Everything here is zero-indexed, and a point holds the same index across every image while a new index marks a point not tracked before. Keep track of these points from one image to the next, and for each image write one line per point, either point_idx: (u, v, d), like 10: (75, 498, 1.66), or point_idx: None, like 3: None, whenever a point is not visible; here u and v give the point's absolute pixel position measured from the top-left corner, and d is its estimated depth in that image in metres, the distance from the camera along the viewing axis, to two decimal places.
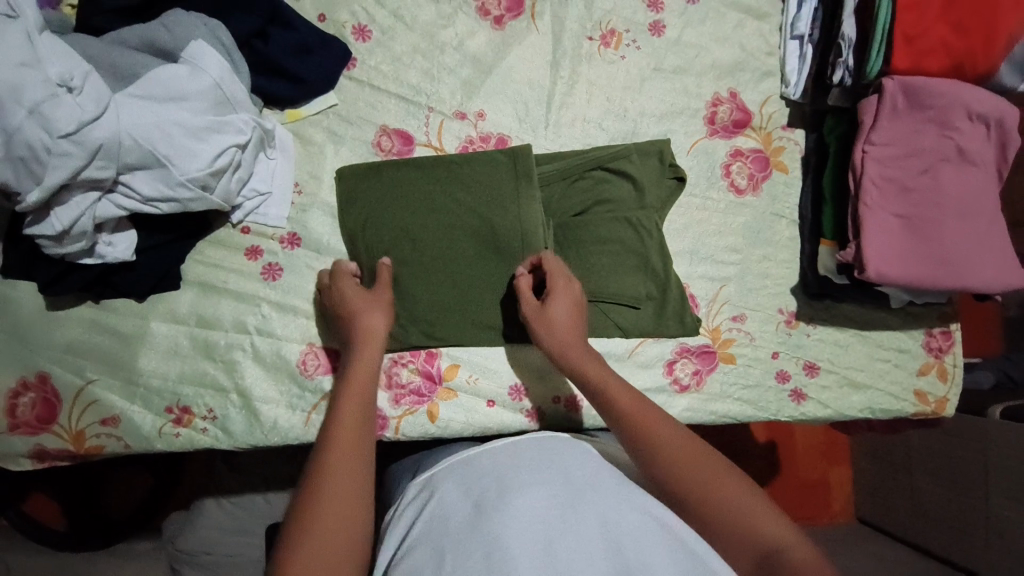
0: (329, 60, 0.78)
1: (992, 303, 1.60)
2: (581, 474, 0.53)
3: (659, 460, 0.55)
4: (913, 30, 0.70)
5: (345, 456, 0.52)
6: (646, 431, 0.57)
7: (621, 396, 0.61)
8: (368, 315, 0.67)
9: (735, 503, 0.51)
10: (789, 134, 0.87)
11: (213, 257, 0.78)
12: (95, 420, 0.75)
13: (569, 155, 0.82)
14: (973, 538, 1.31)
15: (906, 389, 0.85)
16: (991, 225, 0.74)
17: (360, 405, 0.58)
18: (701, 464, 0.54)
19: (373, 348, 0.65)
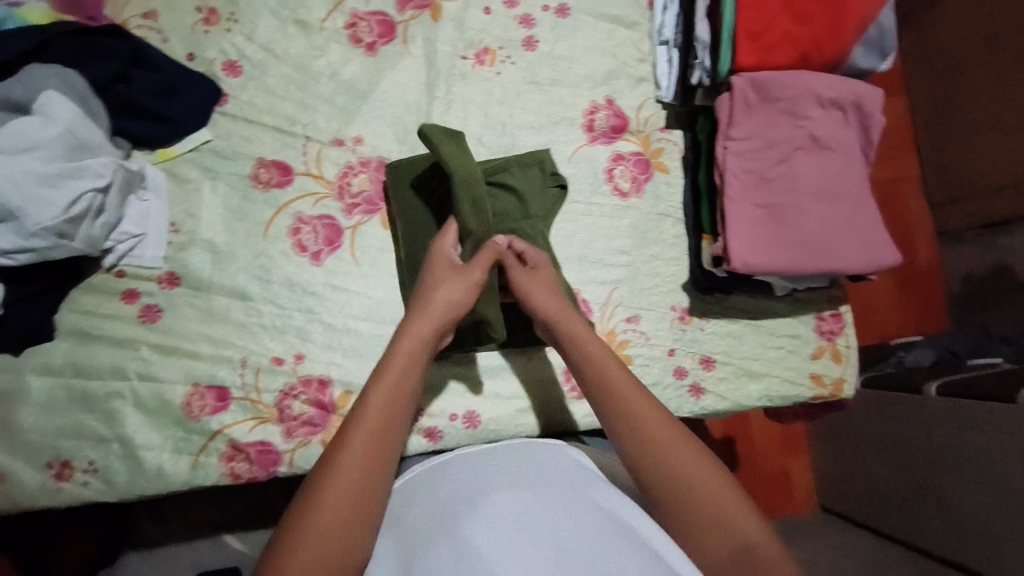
0: (197, 99, 0.78)
1: (928, 281, 1.63)
2: (571, 477, 0.58)
3: (656, 455, 0.59)
4: (754, 27, 0.72)
5: (373, 433, 0.59)
6: (643, 426, 0.60)
7: (623, 392, 0.63)
8: (440, 291, 0.70)
9: (710, 484, 0.57)
10: (667, 135, 0.89)
11: (89, 305, 0.78)
12: None
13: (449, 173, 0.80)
14: (926, 521, 1.27)
15: (802, 373, 0.87)
16: (860, 205, 0.75)
17: (376, 415, 0.60)
18: (682, 446, 0.59)
19: (406, 353, 0.65)
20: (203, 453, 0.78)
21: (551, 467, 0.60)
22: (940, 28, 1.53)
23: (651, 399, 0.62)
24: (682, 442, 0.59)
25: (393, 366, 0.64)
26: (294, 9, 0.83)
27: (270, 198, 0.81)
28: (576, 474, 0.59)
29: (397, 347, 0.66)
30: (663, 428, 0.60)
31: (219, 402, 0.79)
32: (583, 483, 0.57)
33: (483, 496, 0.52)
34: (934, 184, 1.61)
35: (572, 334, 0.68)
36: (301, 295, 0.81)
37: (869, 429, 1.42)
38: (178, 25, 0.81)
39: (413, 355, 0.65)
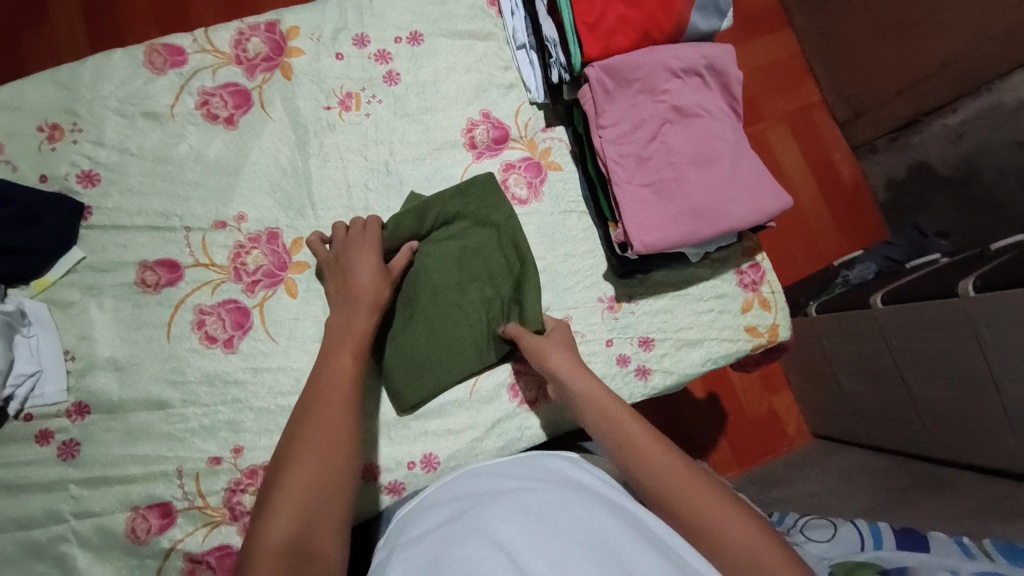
0: (59, 220, 0.75)
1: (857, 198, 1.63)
2: (598, 494, 0.60)
3: (686, 511, 0.59)
4: (591, 18, 0.74)
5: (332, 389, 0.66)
6: (670, 483, 0.60)
7: (643, 450, 0.64)
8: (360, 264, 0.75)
9: (742, 537, 0.56)
10: (550, 134, 0.90)
11: (1, 456, 0.73)
12: None
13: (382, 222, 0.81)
14: (909, 428, 1.27)
15: (738, 328, 0.88)
16: (739, 160, 0.77)
17: (333, 416, 0.64)
18: (707, 497, 0.59)
19: (350, 350, 0.70)
20: (162, 572, 0.73)
21: (561, 475, 0.64)
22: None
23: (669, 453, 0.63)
24: (701, 492, 0.60)
25: (338, 368, 0.68)
26: (139, 103, 0.81)
27: (164, 299, 0.78)
28: (584, 481, 0.63)
29: (341, 348, 0.70)
30: (683, 480, 0.61)
31: (164, 518, 0.74)
32: (605, 497, 0.60)
33: (521, 501, 0.56)
34: (838, 104, 1.61)
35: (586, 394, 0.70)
36: (224, 386, 0.77)
37: (839, 353, 1.40)
38: (23, 149, 0.77)
39: (354, 351, 0.70)
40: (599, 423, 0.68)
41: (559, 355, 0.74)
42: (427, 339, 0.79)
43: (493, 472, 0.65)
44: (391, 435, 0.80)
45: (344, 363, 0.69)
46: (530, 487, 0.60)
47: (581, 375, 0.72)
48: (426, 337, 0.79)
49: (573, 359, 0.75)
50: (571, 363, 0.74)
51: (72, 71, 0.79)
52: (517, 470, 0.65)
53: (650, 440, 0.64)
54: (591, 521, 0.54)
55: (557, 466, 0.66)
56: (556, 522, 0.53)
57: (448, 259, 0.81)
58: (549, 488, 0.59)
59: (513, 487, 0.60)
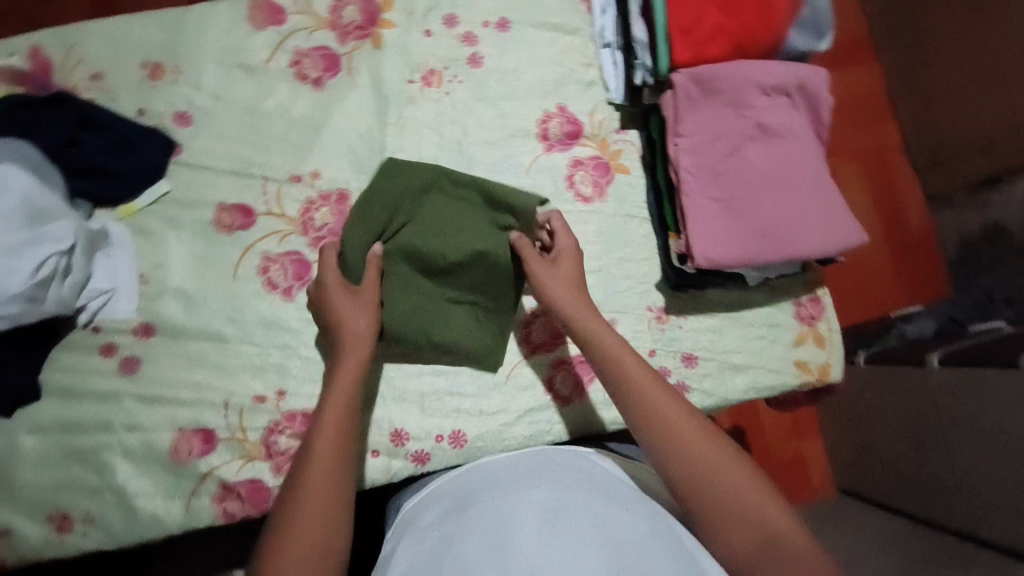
0: (150, 153, 0.80)
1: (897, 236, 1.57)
2: (613, 491, 0.60)
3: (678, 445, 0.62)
4: (686, 23, 0.72)
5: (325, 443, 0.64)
6: (665, 420, 0.64)
7: (642, 385, 0.66)
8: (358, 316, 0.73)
9: (731, 472, 0.61)
10: (624, 136, 0.89)
11: (69, 361, 0.78)
12: None
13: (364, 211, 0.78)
14: (936, 495, 1.22)
15: (787, 361, 0.86)
16: (816, 188, 0.75)
17: (326, 485, 0.62)
18: (699, 433, 0.63)
19: (336, 424, 0.66)
20: (195, 495, 0.77)
21: (580, 470, 0.64)
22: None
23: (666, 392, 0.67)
24: (694, 431, 0.63)
25: (321, 447, 0.64)
26: (238, 54, 0.85)
27: (235, 241, 0.82)
28: (602, 478, 0.64)
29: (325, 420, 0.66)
30: (682, 421, 0.64)
31: (205, 444, 0.78)
32: (621, 493, 0.60)
33: (534, 494, 0.57)
34: (915, 148, 1.57)
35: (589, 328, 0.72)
36: (278, 331, 0.81)
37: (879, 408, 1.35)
38: (125, 82, 0.82)
39: (338, 430, 0.66)
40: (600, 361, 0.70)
41: (563, 291, 0.75)
42: (434, 325, 0.80)
43: (513, 464, 0.67)
44: (429, 407, 0.82)
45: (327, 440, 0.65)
46: (547, 479, 0.61)
47: (586, 314, 0.73)
48: (440, 327, 0.81)
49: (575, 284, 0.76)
50: (575, 293, 0.75)
51: (181, 16, 0.84)
52: (535, 462, 0.66)
53: (648, 378, 0.67)
54: (603, 518, 0.54)
55: (574, 461, 0.67)
56: (567, 515, 0.54)
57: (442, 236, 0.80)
58: (565, 482, 0.60)
59: (529, 478, 0.61)
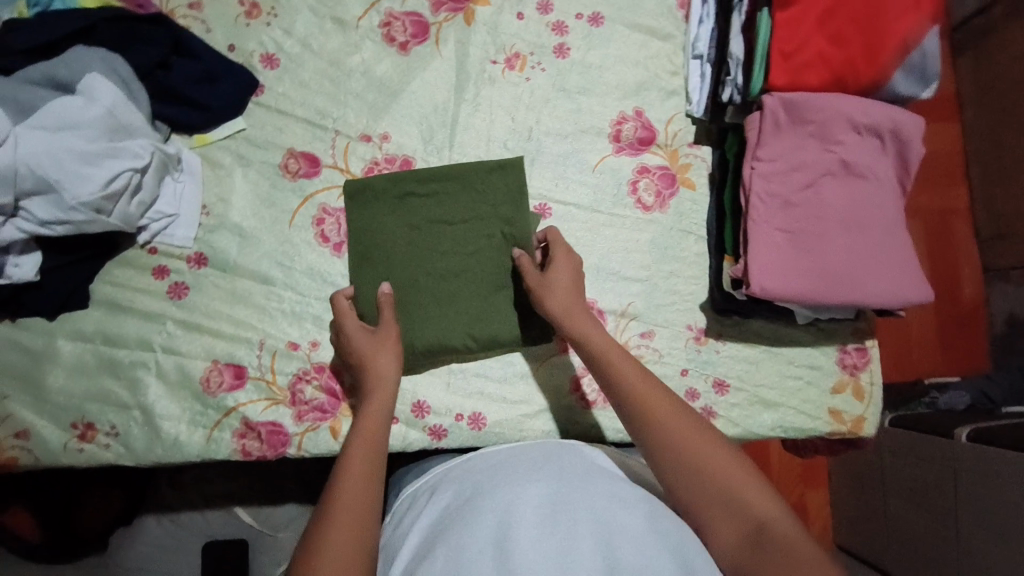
0: (234, 89, 0.81)
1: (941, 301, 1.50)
2: (620, 488, 0.58)
3: (664, 442, 0.61)
4: (789, 47, 0.70)
5: (364, 440, 0.65)
6: (649, 418, 0.62)
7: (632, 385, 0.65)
8: (379, 361, 0.72)
9: (719, 466, 0.58)
10: (695, 151, 0.87)
11: (121, 277, 0.81)
12: (10, 433, 0.77)
13: (391, 196, 0.82)
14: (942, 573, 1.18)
15: (820, 407, 0.84)
16: (888, 236, 0.73)
17: (359, 475, 0.61)
18: (689, 432, 0.61)
19: (369, 435, 0.66)
20: (218, 427, 0.80)
21: (589, 467, 0.63)
22: (1003, 55, 1.41)
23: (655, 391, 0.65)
24: (683, 428, 0.61)
25: (356, 454, 0.63)
26: (332, 7, 0.86)
27: (297, 188, 0.83)
28: (611, 476, 0.62)
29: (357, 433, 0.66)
30: (662, 407, 0.63)
31: (236, 379, 0.80)
32: (629, 492, 0.58)
33: (533, 488, 0.56)
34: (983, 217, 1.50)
35: (582, 330, 0.71)
36: (322, 284, 0.83)
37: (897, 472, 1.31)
38: (220, 16, 0.84)
39: (371, 442, 0.65)
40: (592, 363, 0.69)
41: (560, 293, 0.74)
42: (462, 322, 0.81)
43: (518, 456, 0.65)
44: (453, 384, 0.83)
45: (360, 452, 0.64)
46: (553, 474, 0.60)
47: (582, 323, 0.72)
48: (477, 322, 0.81)
49: (570, 290, 0.74)
50: (568, 297, 0.74)
51: None
52: (541, 456, 0.64)
53: (638, 377, 0.66)
54: (606, 517, 0.53)
55: (580, 458, 0.65)
56: (569, 512, 0.53)
57: (467, 226, 0.82)
58: (571, 478, 0.58)
59: (532, 471, 0.60)
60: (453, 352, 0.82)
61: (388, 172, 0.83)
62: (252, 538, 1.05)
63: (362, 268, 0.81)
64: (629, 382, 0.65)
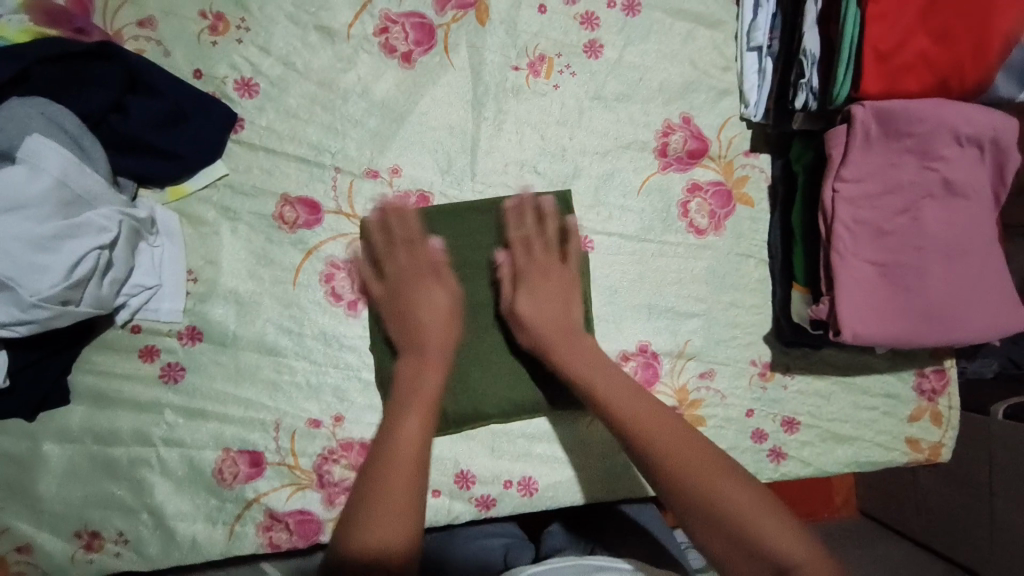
0: (208, 127, 0.67)
1: None
2: None
3: (661, 462, 0.52)
4: (885, 45, 0.59)
5: (414, 402, 0.56)
6: (645, 438, 0.53)
7: (619, 403, 0.56)
8: (430, 295, 0.64)
9: (742, 506, 0.49)
10: (752, 160, 0.76)
11: (103, 364, 0.69)
12: (10, 548, 0.68)
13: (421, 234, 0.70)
14: None
15: (897, 437, 0.77)
16: (988, 261, 0.64)
17: (409, 435, 0.53)
18: (698, 453, 0.52)
19: (422, 408, 0.55)
20: (239, 521, 0.71)
21: None
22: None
23: (650, 409, 0.56)
24: (690, 444, 0.53)
25: (410, 427, 0.53)
26: (315, 13, 0.70)
27: (297, 241, 0.71)
28: None
29: (409, 399, 0.56)
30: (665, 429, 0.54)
31: (253, 467, 0.71)
32: None
33: None
34: None
35: (568, 349, 0.63)
36: (338, 349, 0.72)
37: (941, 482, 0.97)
38: (180, 35, 0.68)
39: (426, 418, 0.55)
40: (580, 384, 0.60)
41: (546, 309, 0.65)
42: (508, 383, 0.72)
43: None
44: (494, 446, 0.74)
45: (414, 431, 0.53)
46: None
47: (569, 346, 0.63)
48: (526, 380, 0.72)
49: (558, 304, 0.65)
50: (555, 312, 0.65)
51: None
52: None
53: (629, 394, 0.57)
54: None
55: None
56: None
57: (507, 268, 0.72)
58: None
59: None
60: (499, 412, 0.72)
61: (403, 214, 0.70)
62: None
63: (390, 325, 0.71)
64: (620, 402, 0.56)
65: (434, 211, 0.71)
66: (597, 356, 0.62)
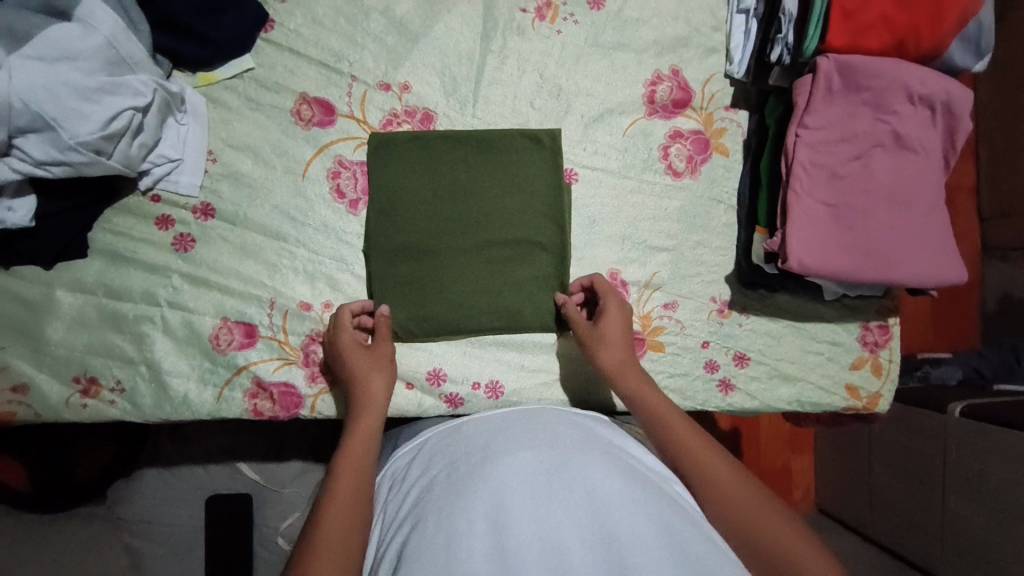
0: (243, 21, 0.74)
1: (963, 296, 1.42)
2: (608, 468, 0.56)
3: (697, 473, 0.59)
4: (851, 4, 0.67)
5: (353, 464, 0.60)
6: (682, 446, 0.61)
7: (667, 421, 0.64)
8: (355, 360, 0.70)
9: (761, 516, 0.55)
10: (731, 115, 0.83)
11: (122, 225, 0.76)
12: (6, 387, 0.73)
13: (426, 150, 0.78)
14: (924, 534, 1.14)
15: (838, 383, 0.84)
16: (931, 214, 0.71)
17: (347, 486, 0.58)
18: (731, 473, 0.58)
19: (356, 462, 0.61)
20: (228, 386, 0.77)
21: (599, 440, 0.62)
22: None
23: (698, 435, 0.62)
24: (717, 459, 0.60)
25: (342, 483, 0.58)
26: None
27: (310, 137, 0.78)
28: (626, 456, 0.61)
29: (343, 469, 0.60)
30: (696, 442, 0.61)
31: (246, 338, 0.77)
32: (634, 472, 0.57)
33: (508, 454, 0.56)
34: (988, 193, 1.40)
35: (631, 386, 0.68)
36: (336, 242, 0.79)
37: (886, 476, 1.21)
38: None
39: (360, 477, 0.59)
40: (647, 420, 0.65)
41: (613, 355, 0.71)
42: (479, 298, 0.78)
43: (532, 416, 0.65)
44: (468, 349, 0.80)
45: (349, 487, 0.58)
46: (564, 442, 0.59)
47: (632, 380, 0.69)
48: (502, 291, 0.79)
49: (626, 350, 0.72)
50: (625, 358, 0.71)
51: None
52: (556, 419, 0.65)
53: (676, 417, 0.64)
54: (598, 489, 0.53)
55: (601, 429, 0.65)
56: (556, 491, 0.52)
57: (497, 188, 0.79)
58: (568, 445, 0.58)
59: (530, 437, 0.60)
60: (475, 316, 0.78)
61: (407, 129, 0.78)
62: (256, 493, 1.01)
63: (383, 222, 0.77)
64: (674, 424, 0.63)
65: (439, 128, 0.78)
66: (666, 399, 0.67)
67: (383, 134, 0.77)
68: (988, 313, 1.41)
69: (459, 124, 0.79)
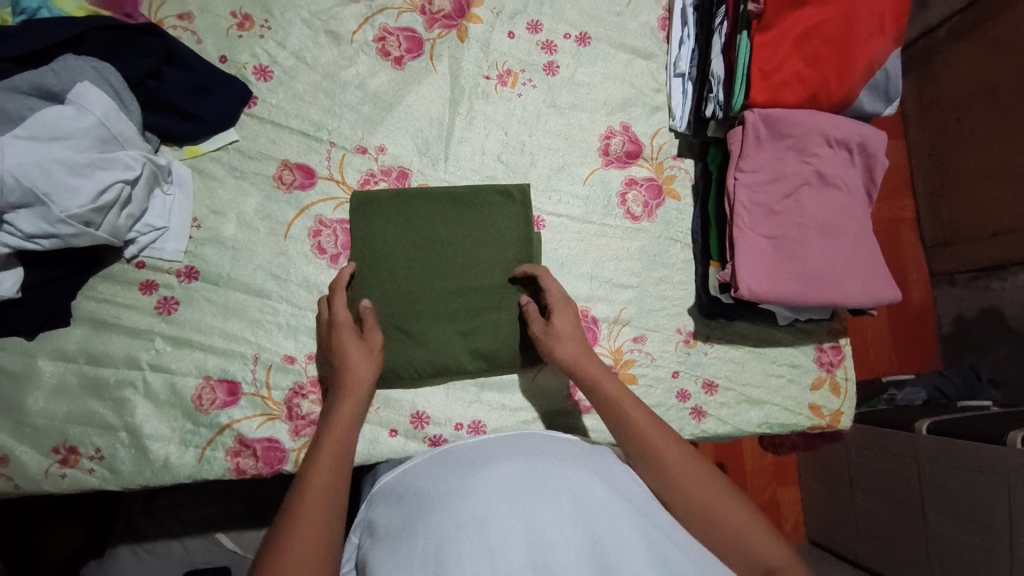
0: (228, 98, 0.81)
1: (914, 318, 1.52)
2: (590, 486, 0.56)
3: (677, 484, 0.61)
4: (768, 66, 0.78)
5: (322, 483, 0.60)
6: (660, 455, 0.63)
7: (648, 432, 0.65)
8: (356, 365, 0.71)
9: (738, 514, 0.60)
10: (679, 163, 0.92)
11: (106, 292, 0.78)
12: None
13: (407, 201, 0.83)
14: (912, 555, 1.16)
15: (802, 403, 0.89)
16: (860, 240, 0.80)
17: (314, 508, 0.58)
18: (708, 484, 0.62)
19: (326, 480, 0.61)
20: (210, 446, 0.77)
21: (581, 457, 0.63)
22: (940, 77, 1.44)
23: (675, 445, 0.64)
24: (695, 467, 0.63)
25: (309, 501, 0.58)
26: (327, 20, 0.86)
27: (292, 200, 0.83)
28: (607, 471, 0.62)
29: (311, 492, 0.59)
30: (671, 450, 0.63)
31: (229, 396, 0.78)
32: (614, 489, 0.58)
33: (491, 469, 0.57)
34: (927, 222, 1.53)
35: (608, 395, 0.69)
36: (318, 296, 0.82)
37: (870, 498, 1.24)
38: (211, 26, 0.84)
39: (326, 499, 0.59)
40: (621, 422, 0.67)
41: (572, 348, 0.73)
42: (460, 341, 0.81)
43: (513, 438, 0.66)
44: (449, 392, 0.83)
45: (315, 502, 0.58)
46: (545, 458, 0.60)
47: (591, 366, 0.71)
48: (483, 336, 0.82)
49: (574, 333, 0.75)
50: (583, 346, 0.74)
51: None
52: (536, 439, 0.66)
53: (656, 428, 0.65)
54: (578, 505, 0.54)
55: (581, 447, 0.66)
56: (536, 505, 0.53)
57: (473, 234, 0.84)
58: (547, 460, 0.59)
59: (512, 454, 0.61)
60: (457, 358, 0.81)
61: (383, 186, 0.84)
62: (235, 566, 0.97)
63: (365, 272, 0.81)
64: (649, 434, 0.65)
65: (414, 184, 0.84)
66: (638, 402, 0.68)
67: (364, 193, 0.83)
68: (944, 335, 1.50)
69: (434, 179, 0.86)
